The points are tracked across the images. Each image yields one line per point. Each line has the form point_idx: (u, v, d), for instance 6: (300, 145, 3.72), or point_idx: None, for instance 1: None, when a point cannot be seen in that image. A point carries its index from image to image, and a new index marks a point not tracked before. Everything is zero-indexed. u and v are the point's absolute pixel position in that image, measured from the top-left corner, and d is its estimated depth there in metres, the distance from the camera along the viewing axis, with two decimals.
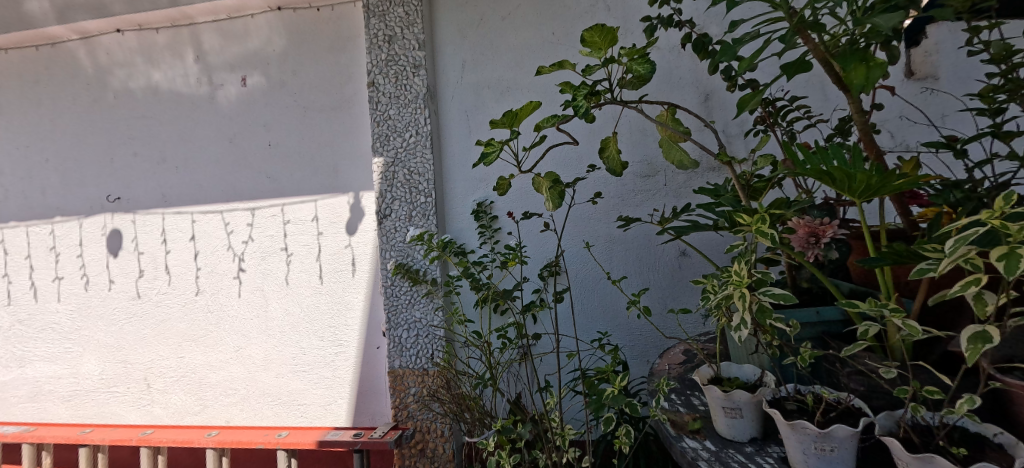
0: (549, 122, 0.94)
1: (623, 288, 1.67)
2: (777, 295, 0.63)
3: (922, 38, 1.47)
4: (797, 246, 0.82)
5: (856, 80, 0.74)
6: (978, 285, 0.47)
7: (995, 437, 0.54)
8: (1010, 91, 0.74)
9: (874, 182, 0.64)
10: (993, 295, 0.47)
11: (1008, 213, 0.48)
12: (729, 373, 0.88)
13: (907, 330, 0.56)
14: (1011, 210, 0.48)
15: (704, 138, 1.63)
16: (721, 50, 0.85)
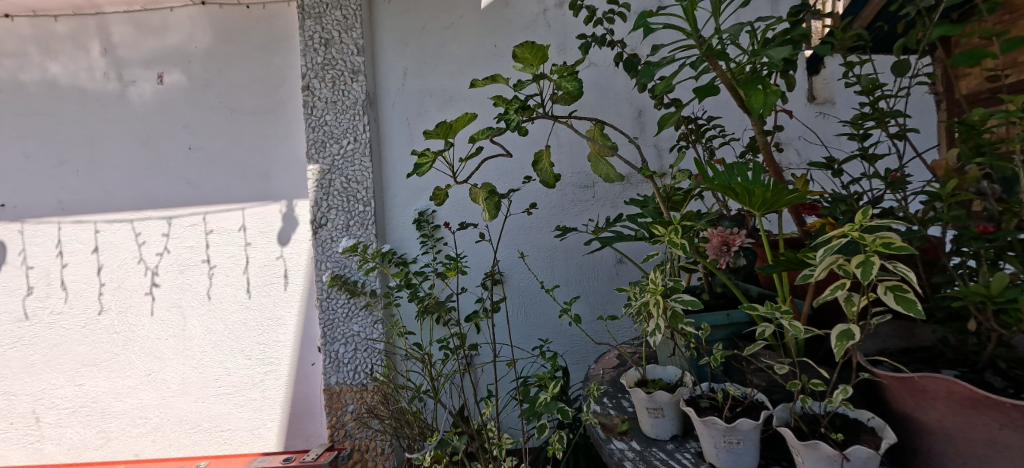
0: (484, 134, 0.95)
1: (557, 297, 1.71)
2: (686, 301, 0.68)
3: (822, 67, 1.65)
4: (711, 254, 0.89)
5: (756, 104, 0.82)
6: (843, 288, 0.54)
7: (868, 421, 0.62)
8: (878, 119, 0.85)
9: (769, 197, 0.72)
10: (857, 296, 0.54)
11: (866, 225, 0.56)
12: (654, 375, 0.92)
13: (794, 330, 0.62)
14: (868, 223, 0.55)
15: (631, 152, 1.72)
16: (642, 72, 0.92)
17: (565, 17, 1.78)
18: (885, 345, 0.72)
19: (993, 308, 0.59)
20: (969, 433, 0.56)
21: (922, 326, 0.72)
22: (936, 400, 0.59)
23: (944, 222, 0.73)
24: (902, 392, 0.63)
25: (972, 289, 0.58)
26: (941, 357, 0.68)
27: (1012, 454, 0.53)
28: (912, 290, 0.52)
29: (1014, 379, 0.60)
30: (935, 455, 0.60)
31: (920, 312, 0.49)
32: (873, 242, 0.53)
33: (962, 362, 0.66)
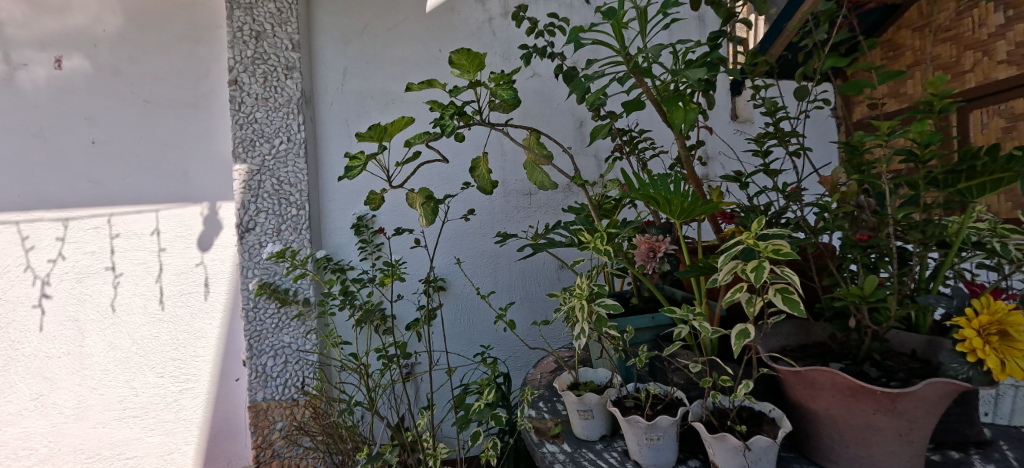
0: (420, 138, 0.94)
1: (491, 303, 1.71)
2: (608, 304, 0.71)
3: (742, 89, 1.81)
4: (639, 260, 0.94)
5: (677, 120, 0.89)
6: (742, 290, 0.60)
7: (770, 412, 0.68)
8: (780, 138, 0.94)
9: (686, 206, 0.77)
10: (755, 297, 0.60)
11: (761, 233, 0.62)
12: (586, 377, 0.95)
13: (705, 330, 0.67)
14: (763, 231, 0.62)
15: (565, 161, 1.77)
16: (574, 85, 0.96)
17: (509, 27, 1.81)
18: (787, 342, 0.79)
19: (868, 306, 0.67)
20: (849, 416, 0.64)
21: (817, 324, 0.81)
22: (823, 390, 0.66)
23: (834, 231, 0.82)
24: (796, 384, 0.69)
25: (852, 290, 0.66)
26: (831, 352, 0.76)
27: (881, 432, 0.63)
28: (797, 291, 0.58)
29: (886, 369, 0.69)
30: (823, 437, 0.68)
31: (802, 310, 0.55)
32: (766, 249, 0.59)
33: (846, 355, 0.74)
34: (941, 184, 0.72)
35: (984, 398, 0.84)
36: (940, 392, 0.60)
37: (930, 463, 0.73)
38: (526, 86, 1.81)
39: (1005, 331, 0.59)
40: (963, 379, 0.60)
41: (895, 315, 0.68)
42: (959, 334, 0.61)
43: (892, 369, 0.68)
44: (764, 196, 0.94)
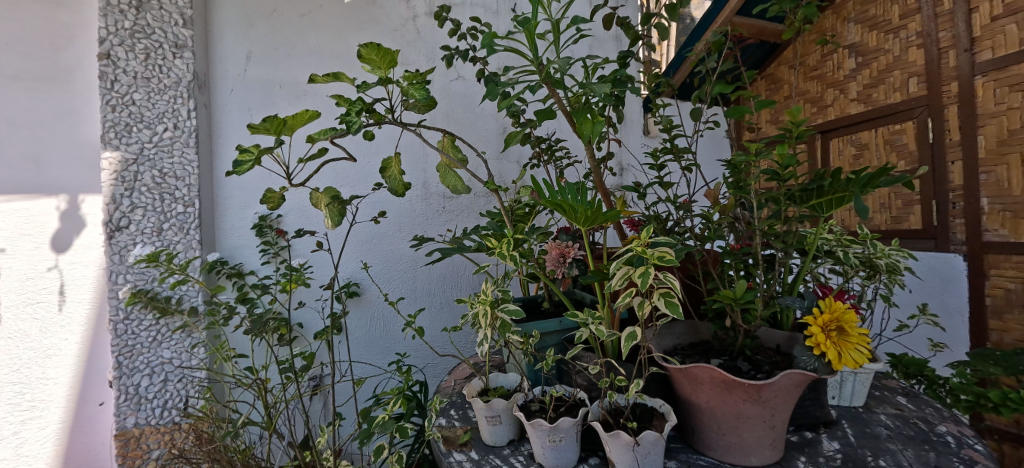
0: (324, 135, 0.87)
1: (398, 310, 1.64)
2: (511, 310, 0.71)
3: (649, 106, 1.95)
4: (550, 266, 0.96)
5: (586, 131, 0.93)
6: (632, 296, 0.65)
7: (660, 407, 0.74)
8: (676, 154, 1.02)
9: (589, 214, 0.81)
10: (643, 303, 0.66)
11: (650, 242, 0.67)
12: (496, 383, 0.95)
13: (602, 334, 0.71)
14: (651, 240, 0.67)
15: (478, 164, 1.73)
16: (488, 90, 0.96)
17: (430, 27, 1.78)
18: (677, 341, 0.86)
19: (740, 306, 0.76)
20: (724, 407, 0.72)
21: (704, 324, 0.89)
22: (703, 385, 0.72)
23: (717, 239, 0.90)
24: (681, 380, 0.75)
25: (726, 293, 0.74)
26: (713, 349, 0.85)
27: (749, 419, 0.71)
28: (676, 295, 0.63)
29: (755, 362, 0.77)
30: (704, 428, 0.76)
31: (680, 312, 0.60)
32: (653, 256, 0.64)
33: (724, 352, 0.83)
34: (797, 200, 0.83)
35: (831, 384, 0.98)
36: (795, 381, 0.69)
37: (789, 443, 0.83)
38: (444, 87, 1.78)
39: (841, 327, 0.70)
40: (811, 370, 0.69)
41: (761, 314, 0.78)
42: (808, 330, 0.70)
43: (759, 363, 0.77)
44: (659, 206, 1.01)
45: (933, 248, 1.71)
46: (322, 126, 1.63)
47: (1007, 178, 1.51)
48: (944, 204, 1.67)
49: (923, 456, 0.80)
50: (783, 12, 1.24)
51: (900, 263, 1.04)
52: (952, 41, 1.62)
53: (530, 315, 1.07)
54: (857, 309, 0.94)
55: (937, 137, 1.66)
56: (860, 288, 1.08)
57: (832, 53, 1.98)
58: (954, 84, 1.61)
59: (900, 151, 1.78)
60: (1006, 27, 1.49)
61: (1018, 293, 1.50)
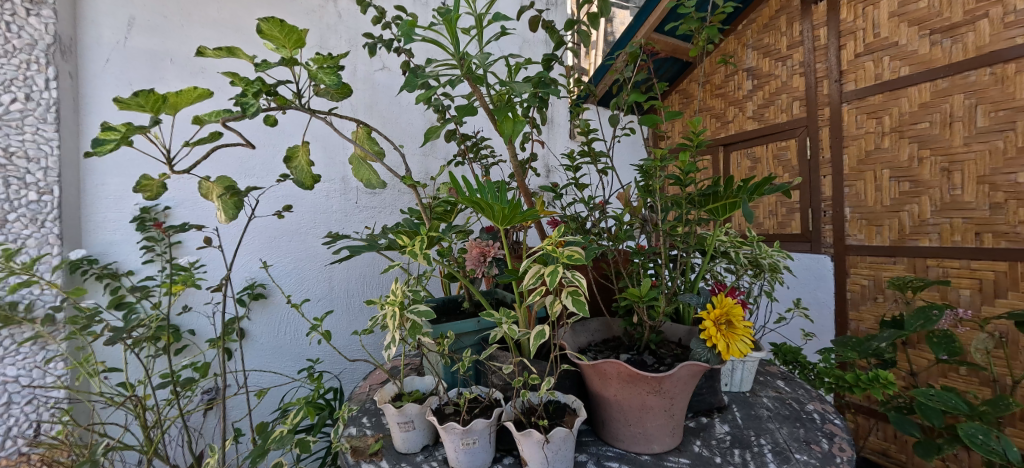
0: (215, 117, 0.77)
1: (298, 314, 1.50)
2: (421, 311, 0.68)
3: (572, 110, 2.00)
4: (471, 265, 0.97)
5: (507, 129, 0.93)
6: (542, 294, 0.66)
7: (572, 404, 0.76)
8: (592, 157, 1.06)
9: (507, 213, 0.80)
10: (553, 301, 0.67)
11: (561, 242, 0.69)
12: (411, 387, 0.91)
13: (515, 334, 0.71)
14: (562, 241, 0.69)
15: (394, 159, 1.65)
16: (405, 80, 0.91)
17: (350, 11, 1.68)
18: (591, 339, 0.90)
19: (645, 303, 0.81)
20: (630, 400, 0.76)
21: (615, 321, 0.93)
22: (611, 379, 0.76)
23: (627, 239, 0.95)
24: (592, 376, 0.79)
25: (631, 292, 0.79)
26: (622, 345, 0.90)
27: (651, 409, 0.77)
28: (583, 293, 0.65)
29: (658, 356, 0.83)
30: (612, 420, 0.81)
31: (585, 308, 0.63)
32: (563, 255, 0.66)
33: (632, 347, 0.87)
34: (696, 204, 0.91)
35: (724, 372, 1.07)
36: (691, 372, 0.75)
37: (687, 429, 0.90)
38: (364, 76, 1.68)
39: (730, 320, 0.77)
40: (704, 361, 0.75)
41: (664, 310, 0.83)
42: (702, 324, 0.76)
43: (662, 356, 0.83)
44: (575, 206, 1.04)
45: (808, 250, 1.96)
46: (214, 108, 1.45)
47: (864, 190, 1.76)
48: (818, 212, 1.92)
49: (795, 432, 0.90)
50: (691, 31, 1.34)
51: (780, 262, 1.16)
52: (825, 72, 1.86)
53: (448, 316, 1.04)
54: (744, 304, 1.04)
55: (813, 153, 1.90)
56: (749, 285, 1.20)
57: (733, 75, 2.21)
58: (827, 109, 1.85)
59: (784, 165, 2.02)
60: (865, 64, 1.74)
61: (870, 288, 1.77)
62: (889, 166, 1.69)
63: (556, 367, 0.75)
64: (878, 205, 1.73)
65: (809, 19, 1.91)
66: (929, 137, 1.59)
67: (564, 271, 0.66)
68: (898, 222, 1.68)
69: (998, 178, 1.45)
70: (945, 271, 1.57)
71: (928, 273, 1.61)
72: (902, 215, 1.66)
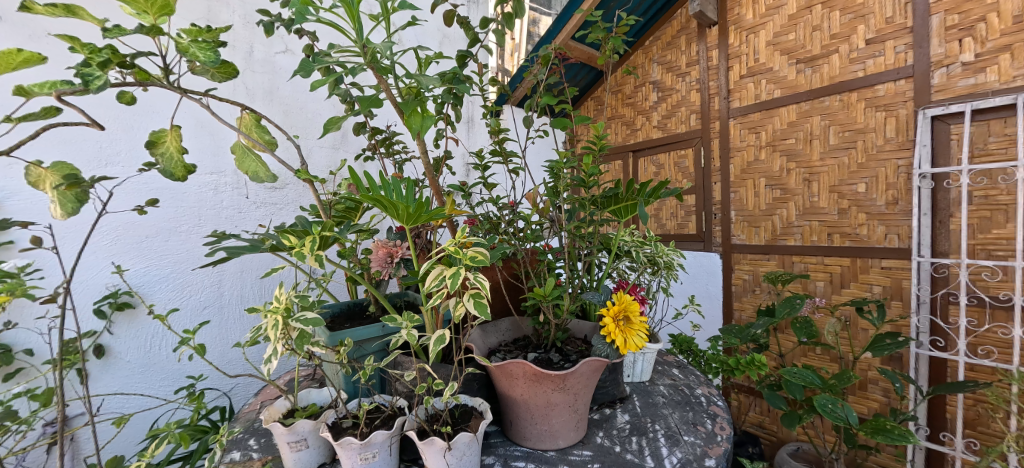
0: (44, 88, 0.64)
1: (169, 325, 1.31)
2: (308, 319, 0.63)
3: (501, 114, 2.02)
4: (378, 266, 0.92)
5: (415, 125, 0.89)
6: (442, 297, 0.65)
7: (479, 406, 0.75)
8: (502, 157, 1.06)
9: (411, 212, 0.77)
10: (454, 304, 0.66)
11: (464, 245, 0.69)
12: (307, 401, 0.83)
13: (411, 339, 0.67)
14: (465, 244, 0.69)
15: (290, 151, 1.51)
16: (299, 65, 0.83)
17: None
18: (502, 338, 0.92)
19: (549, 302, 0.83)
20: (536, 398, 0.78)
21: (525, 320, 0.95)
22: (517, 379, 0.77)
23: (535, 239, 0.97)
24: (499, 376, 0.79)
25: (536, 292, 0.80)
26: (531, 343, 0.91)
27: (556, 406, 0.79)
28: (485, 296, 0.65)
29: (564, 353, 0.85)
30: (519, 419, 0.81)
31: (486, 312, 0.62)
32: (465, 256, 0.66)
33: (539, 345, 0.89)
34: (599, 205, 0.95)
35: (627, 364, 1.13)
36: (593, 367, 0.78)
37: (592, 422, 0.94)
38: (262, 57, 1.52)
39: (628, 316, 0.81)
40: (604, 356, 0.78)
41: (568, 308, 0.85)
42: (602, 321, 0.79)
43: (567, 353, 0.85)
44: (483, 206, 1.03)
45: (701, 249, 2.17)
46: (52, 78, 1.20)
47: (746, 196, 1.99)
48: (710, 214, 2.12)
49: (685, 416, 0.98)
50: (600, 41, 1.40)
51: (674, 260, 1.26)
52: (717, 90, 2.07)
53: (351, 322, 0.98)
54: (644, 299, 1.11)
55: (706, 161, 2.11)
56: (649, 282, 1.28)
57: (641, 86, 2.37)
58: (718, 123, 2.06)
59: (683, 171, 2.22)
60: (747, 84, 1.97)
61: (750, 282, 2.00)
62: (765, 175, 1.93)
63: (462, 370, 0.74)
64: (756, 209, 1.96)
65: (704, 41, 2.11)
66: (795, 151, 1.83)
67: (467, 273, 0.65)
68: (772, 224, 1.91)
69: (845, 187, 1.71)
70: (806, 266, 1.82)
71: (793, 268, 1.86)
72: (775, 218, 1.90)
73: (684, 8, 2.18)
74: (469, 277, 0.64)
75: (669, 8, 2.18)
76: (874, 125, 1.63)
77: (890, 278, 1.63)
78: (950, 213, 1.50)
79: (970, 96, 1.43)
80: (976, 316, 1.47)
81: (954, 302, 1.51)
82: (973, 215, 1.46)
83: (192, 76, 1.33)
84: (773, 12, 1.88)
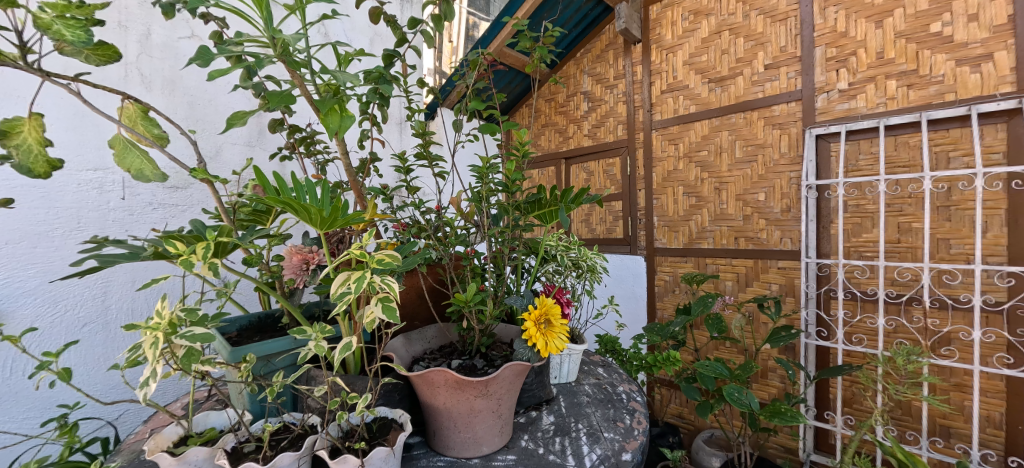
0: None
1: (25, 348, 1.11)
2: (196, 336, 0.57)
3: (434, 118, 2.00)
4: (289, 273, 0.88)
5: (332, 124, 0.84)
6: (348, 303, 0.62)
7: (398, 418, 0.73)
8: (427, 159, 1.03)
9: (325, 216, 0.72)
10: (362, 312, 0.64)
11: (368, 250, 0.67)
12: (204, 426, 0.74)
13: (321, 352, 0.63)
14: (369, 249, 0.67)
15: (182, 147, 1.35)
16: (196, 52, 0.74)
17: None
18: (428, 345, 0.90)
19: (472, 308, 0.82)
20: (459, 406, 0.77)
21: (451, 326, 0.94)
22: (439, 388, 0.76)
23: (460, 244, 0.96)
24: (421, 386, 0.77)
25: (458, 297, 0.80)
26: (456, 350, 0.90)
27: (479, 413, 0.78)
28: (393, 299, 0.63)
29: (488, 359, 0.85)
30: (443, 429, 0.80)
31: (395, 315, 0.61)
32: (372, 259, 0.64)
33: (464, 352, 0.88)
34: (523, 210, 0.96)
35: (554, 366, 1.16)
36: (515, 371, 0.78)
37: (517, 425, 0.94)
38: (161, 41, 1.36)
39: (549, 320, 0.82)
40: (526, 360, 0.79)
41: (491, 313, 0.85)
42: (524, 325, 0.80)
43: (491, 358, 0.85)
44: (403, 211, 1.00)
45: (627, 252, 2.29)
46: None
47: (667, 203, 2.13)
48: (635, 220, 2.25)
49: (606, 413, 1.02)
50: (528, 49, 1.42)
51: (597, 264, 1.32)
52: (640, 103, 2.20)
53: (260, 334, 0.90)
54: (569, 302, 1.14)
55: (632, 169, 2.24)
56: (575, 285, 1.32)
57: (573, 96, 2.48)
58: (642, 134, 2.19)
59: (611, 178, 2.34)
60: (667, 99, 2.11)
61: (670, 282, 2.14)
62: (682, 184, 2.08)
63: (379, 381, 0.71)
64: (675, 215, 2.10)
65: (629, 57, 2.24)
66: (708, 163, 1.99)
67: (374, 277, 0.63)
68: (689, 229, 2.07)
69: (749, 196, 1.89)
70: (717, 268, 1.99)
71: (707, 269, 2.02)
72: (691, 223, 2.05)
73: (611, 24, 2.30)
74: (375, 280, 0.63)
75: (598, 23, 2.29)
76: (772, 142, 1.82)
77: (785, 277, 1.82)
78: (831, 219, 1.72)
79: (845, 119, 1.65)
80: (850, 308, 1.68)
81: (834, 297, 1.72)
82: (849, 221, 1.68)
83: (66, 58, 1.16)
84: (688, 35, 2.04)
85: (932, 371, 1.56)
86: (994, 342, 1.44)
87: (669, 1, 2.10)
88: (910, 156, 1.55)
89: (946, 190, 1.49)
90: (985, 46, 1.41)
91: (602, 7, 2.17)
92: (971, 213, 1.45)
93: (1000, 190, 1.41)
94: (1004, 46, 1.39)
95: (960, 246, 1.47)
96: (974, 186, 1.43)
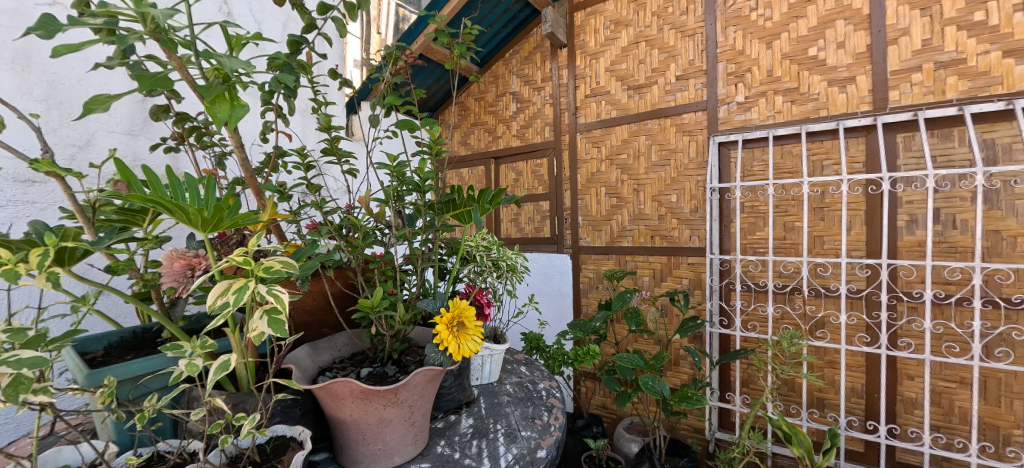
0: None
1: None
2: (25, 361, 0.50)
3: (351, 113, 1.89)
4: (168, 282, 0.76)
5: (221, 115, 0.73)
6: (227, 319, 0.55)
7: (298, 435, 0.67)
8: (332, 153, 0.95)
9: (206, 217, 0.64)
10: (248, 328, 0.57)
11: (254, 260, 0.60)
12: (54, 464, 0.62)
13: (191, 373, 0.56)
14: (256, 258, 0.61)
15: (22, 137, 1.14)
16: (37, 22, 0.62)
17: None
18: (337, 354, 0.85)
19: (380, 313, 0.78)
20: (366, 416, 0.72)
21: (362, 332, 0.89)
22: (344, 399, 0.71)
23: (371, 247, 0.90)
24: (324, 398, 0.72)
25: (364, 303, 0.76)
26: (366, 358, 0.86)
27: (389, 422, 0.74)
28: (281, 311, 0.58)
29: (400, 364, 0.81)
30: (350, 443, 0.75)
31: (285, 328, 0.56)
32: (258, 267, 0.58)
33: (376, 359, 0.84)
34: (436, 210, 0.93)
35: (476, 367, 1.14)
36: (427, 376, 0.75)
37: (435, 431, 0.91)
38: (10, 7, 1.14)
39: (462, 322, 0.80)
40: (438, 364, 0.77)
41: (403, 318, 0.82)
42: (436, 328, 0.77)
43: (404, 364, 0.82)
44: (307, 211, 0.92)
45: (554, 250, 2.36)
46: None
47: (590, 203, 2.22)
48: (561, 220, 2.32)
49: (525, 411, 1.02)
50: (449, 46, 1.38)
51: (516, 263, 1.32)
52: (566, 106, 2.27)
53: (134, 353, 0.79)
54: (489, 303, 1.13)
55: (558, 170, 2.30)
56: (496, 285, 1.32)
57: (502, 96, 2.50)
58: (568, 136, 2.27)
59: (539, 179, 2.39)
60: (590, 103, 2.19)
61: (593, 279, 2.22)
62: (605, 185, 2.17)
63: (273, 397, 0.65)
64: (598, 214, 2.20)
65: (556, 60, 2.29)
66: (627, 166, 2.10)
67: (261, 286, 0.58)
68: (610, 228, 2.16)
69: (663, 197, 2.02)
70: (636, 264, 2.10)
71: (626, 265, 2.13)
72: (613, 222, 2.15)
73: (539, 27, 2.34)
74: (261, 290, 0.58)
75: (526, 26, 2.33)
76: (682, 147, 1.96)
77: (694, 272, 1.96)
78: (731, 219, 1.89)
79: (742, 128, 1.82)
80: (746, 298, 1.86)
81: (733, 289, 1.89)
82: (746, 220, 1.86)
83: None
84: (609, 43, 2.13)
85: (810, 351, 1.78)
86: (856, 324, 1.67)
87: (592, 10, 2.18)
88: (793, 164, 1.75)
89: (821, 193, 1.70)
90: (850, 70, 1.63)
91: (530, 10, 2.20)
92: (839, 214, 1.67)
93: (861, 194, 1.64)
94: (864, 71, 1.61)
95: (831, 242, 1.69)
96: (841, 190, 1.65)
